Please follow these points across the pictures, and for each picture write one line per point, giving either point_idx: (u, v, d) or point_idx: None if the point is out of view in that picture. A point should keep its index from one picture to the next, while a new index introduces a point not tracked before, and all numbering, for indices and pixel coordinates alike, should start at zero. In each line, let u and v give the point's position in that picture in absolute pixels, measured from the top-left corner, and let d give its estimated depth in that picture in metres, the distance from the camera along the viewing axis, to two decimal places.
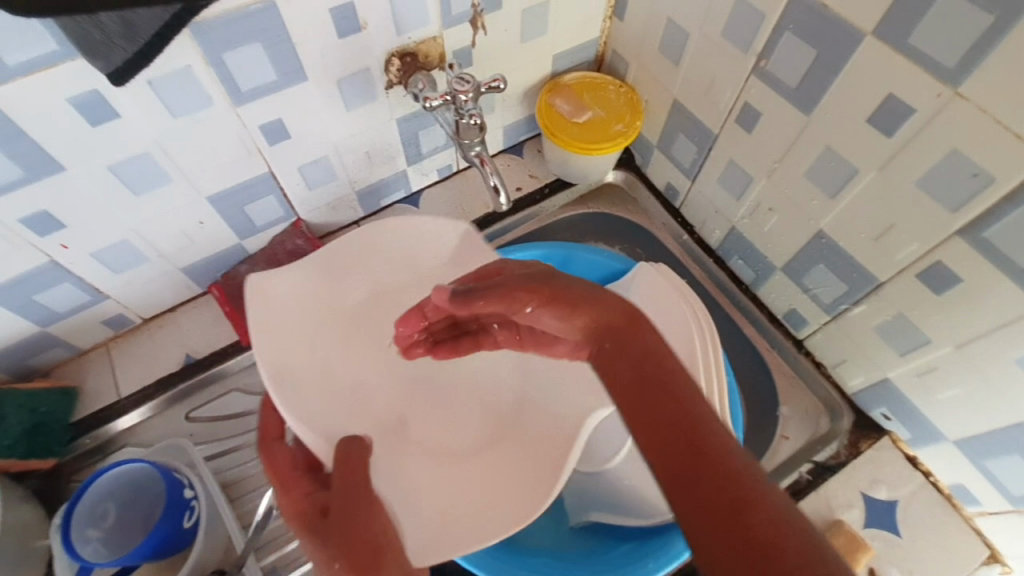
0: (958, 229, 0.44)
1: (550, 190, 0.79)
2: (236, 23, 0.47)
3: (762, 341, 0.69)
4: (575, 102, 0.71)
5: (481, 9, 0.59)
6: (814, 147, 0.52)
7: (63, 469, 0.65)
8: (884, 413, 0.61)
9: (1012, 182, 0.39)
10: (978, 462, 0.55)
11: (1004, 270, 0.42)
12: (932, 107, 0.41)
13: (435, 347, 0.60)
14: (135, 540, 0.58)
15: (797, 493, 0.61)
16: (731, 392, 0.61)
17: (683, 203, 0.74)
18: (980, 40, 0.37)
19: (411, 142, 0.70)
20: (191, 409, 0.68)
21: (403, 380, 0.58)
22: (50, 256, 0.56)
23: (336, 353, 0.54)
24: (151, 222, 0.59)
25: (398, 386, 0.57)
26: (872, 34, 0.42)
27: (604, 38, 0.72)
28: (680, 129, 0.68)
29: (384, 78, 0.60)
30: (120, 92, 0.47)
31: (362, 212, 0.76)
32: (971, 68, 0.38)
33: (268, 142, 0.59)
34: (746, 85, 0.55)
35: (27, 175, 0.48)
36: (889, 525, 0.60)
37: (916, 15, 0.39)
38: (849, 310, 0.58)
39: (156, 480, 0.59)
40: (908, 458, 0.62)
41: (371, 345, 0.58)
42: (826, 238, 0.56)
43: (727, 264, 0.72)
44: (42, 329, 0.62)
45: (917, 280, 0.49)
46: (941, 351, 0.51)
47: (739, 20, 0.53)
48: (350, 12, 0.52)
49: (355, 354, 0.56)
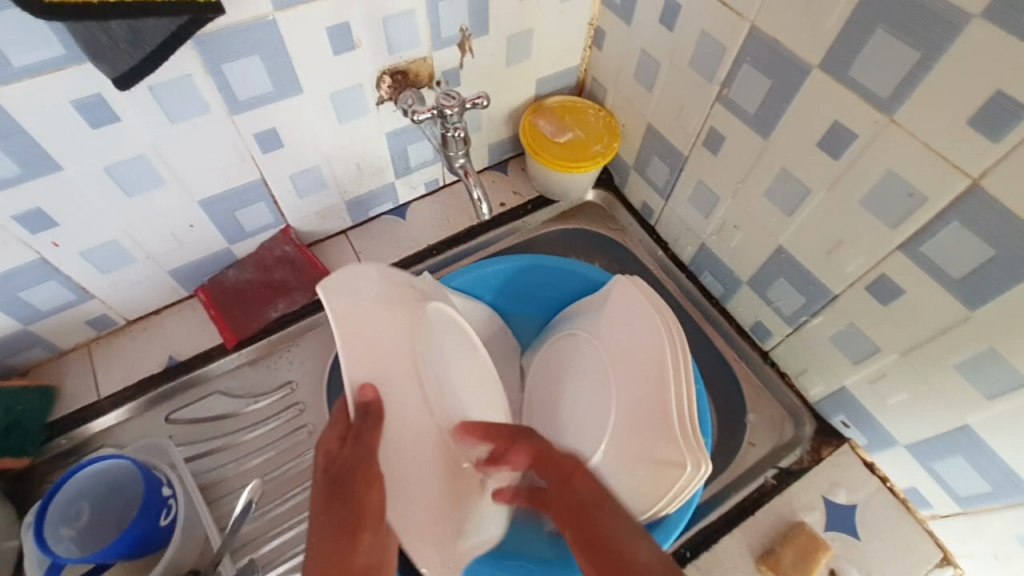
0: (899, 244, 0.48)
1: (532, 206, 0.83)
2: (238, 36, 0.50)
3: (731, 353, 0.73)
4: (556, 124, 0.76)
5: (468, 33, 0.63)
6: (772, 169, 0.56)
7: (35, 470, 0.64)
8: (843, 420, 0.65)
9: (941, 202, 0.44)
10: (928, 465, 0.58)
11: (941, 282, 0.46)
12: (871, 133, 0.46)
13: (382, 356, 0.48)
14: (109, 539, 0.58)
15: (763, 496, 0.63)
16: (700, 400, 0.64)
17: (657, 221, 0.79)
18: (909, 75, 0.41)
19: (399, 156, 0.74)
20: (170, 410, 0.68)
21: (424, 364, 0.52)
22: (39, 254, 0.57)
23: (390, 379, 0.48)
24: (141, 223, 0.61)
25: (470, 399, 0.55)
26: (818, 67, 0.47)
27: (584, 66, 0.77)
28: (654, 151, 0.72)
29: (375, 94, 0.63)
30: (121, 97, 0.49)
31: (349, 222, 0.79)
32: (902, 99, 0.43)
33: (261, 150, 0.61)
34: (712, 112, 0.60)
35: (22, 173, 0.50)
36: (849, 526, 0.62)
37: (856, 51, 0.44)
38: (808, 321, 0.61)
39: (135, 480, 0.59)
40: (866, 464, 0.65)
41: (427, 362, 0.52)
42: (786, 253, 0.60)
43: (699, 280, 0.76)
44: (24, 328, 0.63)
45: (866, 291, 0.53)
46: (890, 358, 0.54)
47: (703, 52, 0.58)
48: (345, 31, 0.55)
49: (393, 393, 0.47)
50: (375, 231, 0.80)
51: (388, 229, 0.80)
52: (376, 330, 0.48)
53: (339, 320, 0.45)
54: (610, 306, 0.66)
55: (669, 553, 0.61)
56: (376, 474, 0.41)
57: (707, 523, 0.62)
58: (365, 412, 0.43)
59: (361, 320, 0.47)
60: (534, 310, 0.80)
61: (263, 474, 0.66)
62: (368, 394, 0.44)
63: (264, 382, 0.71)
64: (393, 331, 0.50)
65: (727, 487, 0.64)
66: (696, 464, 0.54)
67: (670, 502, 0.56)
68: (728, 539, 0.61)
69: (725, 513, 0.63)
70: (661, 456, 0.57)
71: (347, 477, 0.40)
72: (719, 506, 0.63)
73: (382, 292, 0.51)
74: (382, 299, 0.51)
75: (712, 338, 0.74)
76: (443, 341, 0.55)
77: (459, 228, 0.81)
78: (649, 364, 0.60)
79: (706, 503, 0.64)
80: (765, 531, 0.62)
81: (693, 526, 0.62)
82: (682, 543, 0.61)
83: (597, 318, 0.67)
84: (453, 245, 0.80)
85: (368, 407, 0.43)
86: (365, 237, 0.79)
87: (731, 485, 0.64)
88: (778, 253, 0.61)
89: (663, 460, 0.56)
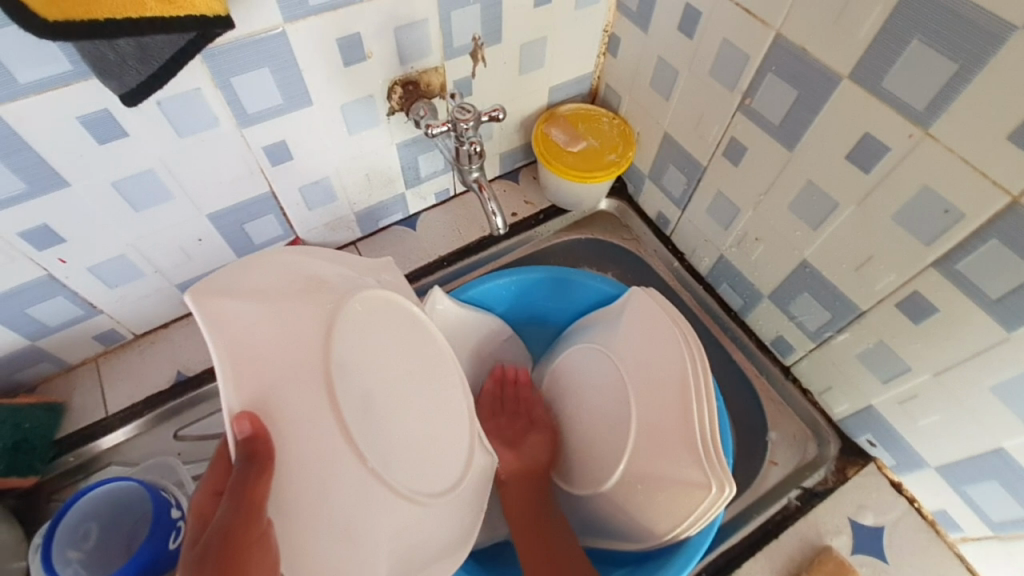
0: (933, 261, 0.46)
1: (544, 216, 0.81)
2: (246, 49, 0.49)
3: (751, 368, 0.71)
4: (570, 133, 0.74)
5: (481, 42, 0.61)
6: (796, 181, 0.55)
7: (42, 488, 0.63)
8: (869, 439, 0.63)
9: (980, 219, 0.42)
10: (960, 489, 0.56)
11: (977, 301, 0.44)
12: (905, 146, 0.44)
13: (283, 356, 0.39)
14: (116, 563, 0.56)
15: (786, 519, 0.61)
16: (721, 419, 0.62)
17: (673, 231, 0.77)
18: (947, 86, 0.39)
19: (410, 166, 0.72)
20: (180, 426, 0.68)
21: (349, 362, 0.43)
22: (46, 270, 0.56)
23: (291, 388, 0.38)
24: (149, 238, 0.60)
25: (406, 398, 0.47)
26: (848, 77, 0.45)
27: (598, 73, 0.75)
28: (671, 160, 0.70)
29: (387, 105, 0.62)
30: (129, 112, 0.48)
31: (358, 233, 0.78)
32: (939, 112, 0.41)
33: (271, 163, 0.60)
34: (733, 121, 0.58)
35: (29, 189, 0.49)
36: (877, 550, 0.60)
37: (889, 62, 0.42)
38: (833, 337, 0.59)
39: (140, 499, 0.58)
40: (894, 485, 0.63)
41: (354, 354, 0.44)
42: (810, 267, 0.58)
43: (716, 291, 0.74)
44: (31, 344, 0.62)
45: (897, 309, 0.51)
46: (922, 378, 0.52)
47: (724, 60, 0.56)
48: (356, 42, 0.54)
49: (292, 405, 0.38)
50: (385, 243, 0.79)
51: (399, 240, 0.79)
52: (270, 332, 0.39)
53: (211, 325, 0.37)
54: (627, 319, 0.64)
55: None
56: (257, 539, 0.34)
57: (729, 546, 0.60)
58: (248, 457, 0.35)
59: (241, 323, 0.38)
60: (547, 321, 0.79)
61: None
62: (245, 427, 0.35)
63: None
64: (294, 326, 0.40)
65: (749, 508, 0.63)
66: (720, 487, 0.52)
67: (691, 524, 0.54)
68: (750, 563, 0.59)
69: (747, 536, 0.61)
70: (680, 479, 0.54)
71: (217, 546, 0.33)
72: (741, 528, 0.61)
73: (280, 286, 0.43)
74: (279, 295, 0.42)
75: (731, 352, 0.72)
76: (371, 334, 0.46)
77: (471, 239, 0.79)
78: (667, 382, 0.58)
79: (727, 524, 0.62)
80: (789, 555, 0.60)
81: (715, 549, 0.60)
82: (703, 567, 0.60)
83: (615, 331, 0.65)
84: (465, 257, 0.78)
85: (253, 446, 0.35)
86: (375, 249, 0.78)
87: (753, 506, 0.62)
88: (800, 267, 0.59)
89: (683, 482, 0.54)
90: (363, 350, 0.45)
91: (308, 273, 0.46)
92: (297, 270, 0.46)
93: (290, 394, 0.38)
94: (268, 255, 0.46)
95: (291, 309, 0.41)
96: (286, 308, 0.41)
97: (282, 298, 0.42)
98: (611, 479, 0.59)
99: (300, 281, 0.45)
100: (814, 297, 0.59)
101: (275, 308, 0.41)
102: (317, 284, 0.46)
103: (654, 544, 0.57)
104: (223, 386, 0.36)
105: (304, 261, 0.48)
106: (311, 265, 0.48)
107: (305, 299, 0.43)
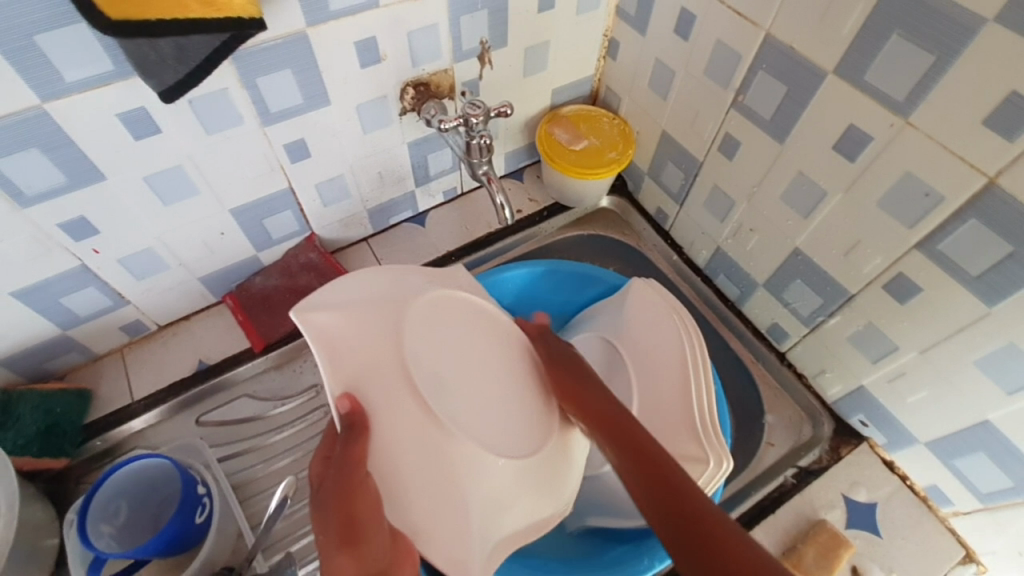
0: (916, 242, 0.49)
1: (548, 213, 0.84)
2: (274, 51, 0.52)
3: (748, 355, 0.74)
4: (572, 132, 0.78)
5: (488, 46, 0.65)
6: (788, 172, 0.58)
7: (71, 472, 0.66)
8: (862, 420, 0.65)
9: (957, 201, 0.45)
10: (949, 463, 0.58)
11: (958, 279, 0.47)
12: (886, 135, 0.47)
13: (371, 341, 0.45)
14: (144, 537, 0.61)
15: (783, 495, 0.64)
16: (719, 401, 0.65)
17: (671, 225, 0.80)
18: (924, 77, 0.43)
19: (420, 165, 0.76)
20: (200, 413, 0.70)
21: (428, 356, 0.47)
22: (80, 260, 0.59)
23: (382, 383, 0.44)
24: (176, 230, 0.63)
25: (477, 396, 0.48)
26: (832, 73, 0.49)
27: (598, 76, 0.79)
28: (669, 157, 0.74)
29: (399, 105, 0.66)
30: (163, 110, 0.52)
31: (370, 229, 0.81)
32: (917, 102, 0.44)
33: (291, 160, 0.64)
34: (727, 117, 0.62)
35: (69, 182, 0.53)
36: (871, 524, 0.62)
37: (869, 57, 0.46)
38: (826, 322, 0.62)
39: (169, 480, 0.62)
40: (886, 463, 0.65)
41: (428, 345, 0.48)
42: (802, 255, 0.61)
43: (714, 282, 0.77)
44: (62, 333, 0.65)
45: (883, 291, 0.54)
46: (909, 357, 0.55)
47: (718, 60, 0.59)
48: (372, 45, 0.58)
49: (383, 395, 0.43)
50: (395, 238, 0.82)
51: (408, 235, 0.82)
52: (360, 330, 0.46)
53: (312, 333, 0.44)
54: (628, 307, 0.67)
55: None
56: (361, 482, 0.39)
57: None
58: (350, 426, 0.41)
59: (336, 331, 0.45)
60: (551, 314, 0.81)
61: (292, 475, 0.67)
62: (345, 405, 0.42)
63: (291, 386, 0.73)
64: (377, 325, 0.46)
65: (747, 487, 0.65)
66: (718, 462, 0.55)
67: None
68: None
69: (745, 512, 0.63)
70: (680, 454, 0.57)
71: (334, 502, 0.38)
72: (739, 505, 0.63)
73: (357, 295, 0.48)
74: (359, 301, 0.48)
75: (728, 340, 0.75)
76: (442, 331, 0.50)
77: (478, 235, 0.83)
78: (667, 365, 0.61)
79: (725, 502, 0.64)
80: (786, 529, 0.62)
81: None
82: None
83: (617, 319, 0.68)
84: (472, 251, 0.81)
85: (352, 419, 0.41)
86: (386, 244, 0.82)
87: (751, 485, 0.65)
88: (792, 256, 0.62)
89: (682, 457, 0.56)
90: (439, 346, 0.49)
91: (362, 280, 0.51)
92: (386, 277, 0.52)
93: (376, 383, 0.44)
94: (359, 269, 0.51)
95: (374, 309, 0.47)
96: (374, 312, 0.47)
97: (367, 299, 0.48)
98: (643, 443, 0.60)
99: (385, 283, 0.51)
100: (797, 289, 0.64)
101: (358, 310, 0.47)
102: (395, 288, 0.51)
103: None
104: (325, 377, 0.43)
105: (386, 275, 0.52)
106: (389, 275, 0.52)
107: (382, 303, 0.48)
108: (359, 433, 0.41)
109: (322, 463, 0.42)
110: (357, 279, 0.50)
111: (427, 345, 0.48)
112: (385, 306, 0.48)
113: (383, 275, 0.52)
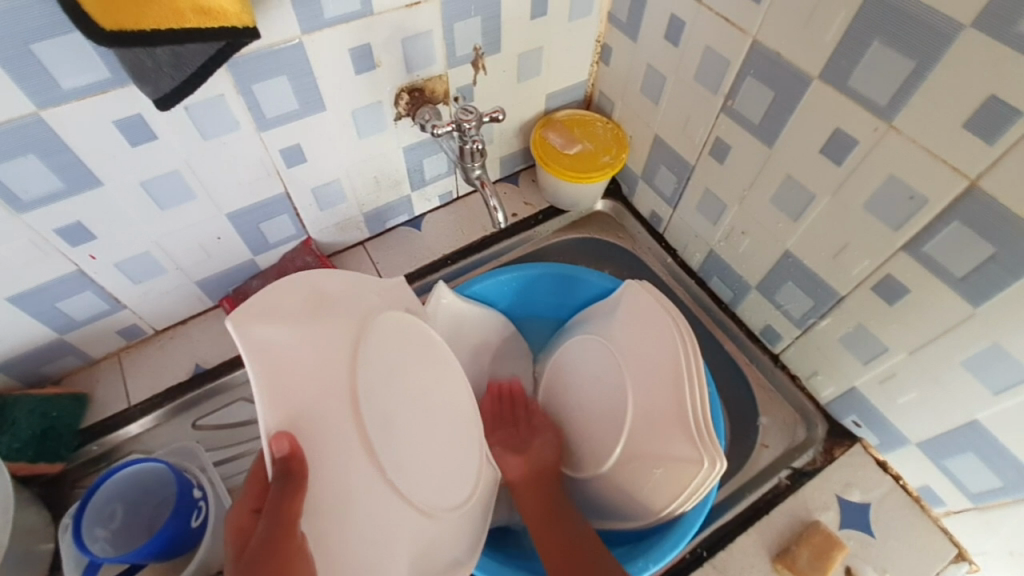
0: (902, 245, 0.50)
1: (543, 216, 0.85)
2: (268, 58, 0.53)
3: (741, 356, 0.75)
4: (566, 136, 0.79)
5: (482, 52, 0.66)
6: (777, 176, 0.59)
7: (67, 476, 0.66)
8: (854, 420, 0.66)
9: (941, 204, 0.45)
10: (939, 463, 0.59)
11: (942, 279, 0.48)
12: (871, 139, 0.48)
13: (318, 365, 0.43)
14: (139, 541, 0.61)
15: (777, 496, 0.64)
16: (712, 402, 0.65)
17: (665, 228, 0.81)
18: (905, 83, 0.44)
19: (415, 169, 0.76)
20: (197, 417, 0.71)
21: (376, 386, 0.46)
22: (76, 266, 0.60)
23: (329, 409, 0.42)
24: (172, 235, 0.63)
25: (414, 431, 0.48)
26: (818, 78, 0.50)
27: (592, 81, 0.80)
28: (662, 161, 0.75)
29: (394, 110, 0.66)
30: (159, 116, 0.52)
31: (366, 234, 0.82)
32: (900, 106, 0.45)
33: (287, 165, 0.64)
34: (717, 122, 0.63)
35: (66, 188, 0.53)
36: (864, 525, 0.63)
37: (854, 62, 0.46)
38: (817, 323, 0.63)
39: (164, 484, 0.62)
40: (879, 463, 0.66)
41: (377, 372, 0.47)
42: (794, 258, 0.61)
43: (707, 285, 0.78)
44: (59, 337, 0.65)
45: (873, 293, 0.55)
46: (898, 357, 0.56)
47: (707, 65, 0.60)
48: (367, 52, 0.58)
49: (329, 427, 0.41)
50: (392, 242, 0.83)
51: (404, 239, 0.83)
52: (306, 351, 0.43)
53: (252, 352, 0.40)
54: (622, 311, 0.67)
55: (685, 553, 0.61)
56: (297, 546, 0.37)
57: (723, 523, 0.63)
58: (285, 474, 0.38)
59: (283, 347, 0.42)
60: (547, 316, 0.82)
61: None
62: (283, 446, 0.39)
63: None
64: (325, 347, 0.44)
65: (740, 489, 0.66)
66: (712, 462, 0.55)
67: (686, 499, 0.57)
68: (743, 539, 0.62)
69: (740, 513, 0.64)
70: (674, 455, 0.57)
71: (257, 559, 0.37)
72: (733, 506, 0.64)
73: (304, 307, 0.46)
74: (309, 312, 0.45)
75: (722, 342, 0.76)
76: (392, 354, 0.50)
77: (473, 239, 0.83)
78: (658, 368, 0.61)
79: (719, 504, 0.65)
80: (779, 530, 0.62)
81: (708, 525, 0.63)
82: (698, 543, 0.62)
83: (612, 321, 0.68)
84: (467, 255, 0.82)
85: (288, 464, 0.38)
86: (382, 248, 0.82)
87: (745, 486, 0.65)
88: (784, 257, 0.63)
89: (676, 458, 0.57)
90: (386, 373, 0.48)
91: (314, 290, 0.48)
92: (336, 287, 0.50)
93: (321, 416, 0.41)
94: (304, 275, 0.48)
95: (321, 327, 0.45)
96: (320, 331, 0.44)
97: (315, 312, 0.46)
98: (609, 460, 0.62)
99: (336, 295, 0.49)
100: (787, 291, 0.65)
101: (306, 326, 0.44)
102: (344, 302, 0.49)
103: (650, 522, 0.60)
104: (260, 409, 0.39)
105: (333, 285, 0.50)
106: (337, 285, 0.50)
107: (331, 318, 0.46)
108: (292, 479, 0.38)
109: (250, 515, 0.41)
110: (306, 284, 0.47)
111: (377, 372, 0.47)
112: (332, 324, 0.46)
113: (333, 283, 0.50)
